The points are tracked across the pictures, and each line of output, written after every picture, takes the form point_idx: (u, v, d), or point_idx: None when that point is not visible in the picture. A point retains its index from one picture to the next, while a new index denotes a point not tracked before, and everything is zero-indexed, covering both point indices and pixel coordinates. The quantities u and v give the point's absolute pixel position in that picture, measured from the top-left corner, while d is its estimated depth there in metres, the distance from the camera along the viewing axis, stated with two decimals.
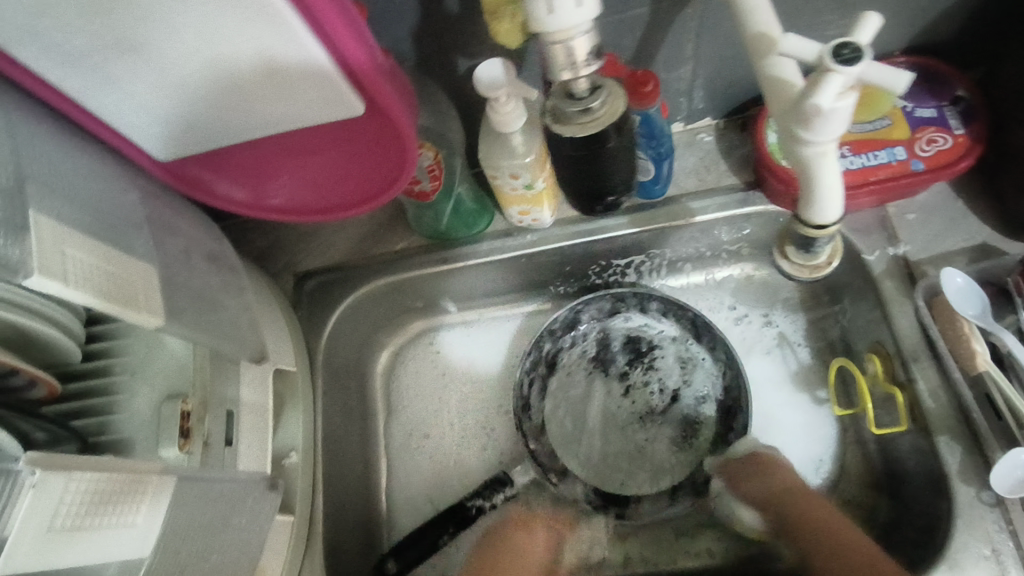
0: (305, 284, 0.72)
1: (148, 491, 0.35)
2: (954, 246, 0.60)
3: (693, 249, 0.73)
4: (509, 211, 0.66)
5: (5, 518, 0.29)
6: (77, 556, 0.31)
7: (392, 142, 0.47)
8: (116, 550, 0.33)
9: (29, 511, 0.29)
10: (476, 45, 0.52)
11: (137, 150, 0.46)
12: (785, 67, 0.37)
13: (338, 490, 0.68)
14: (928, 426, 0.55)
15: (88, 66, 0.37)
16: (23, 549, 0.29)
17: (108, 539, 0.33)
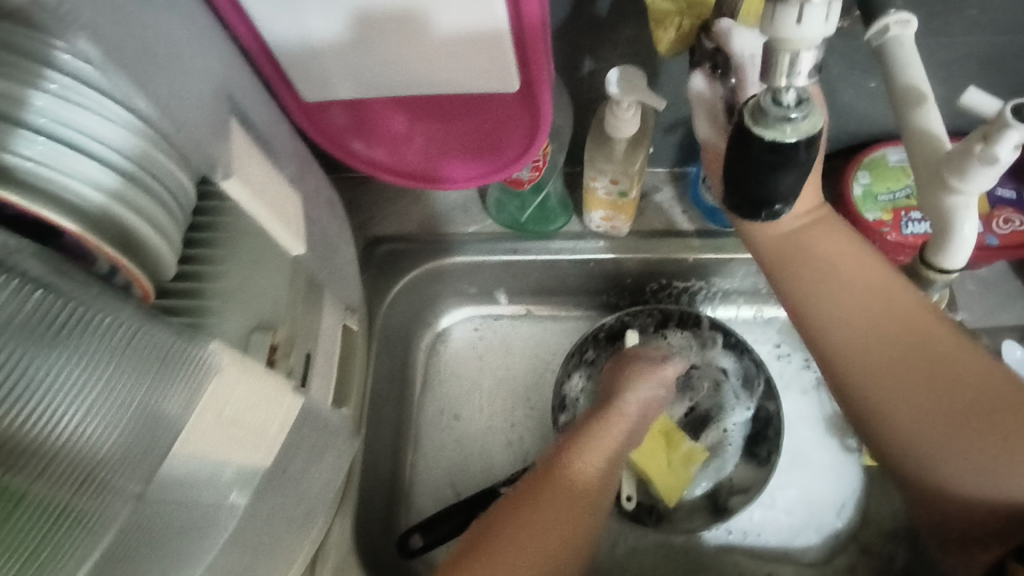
0: (375, 248, 0.72)
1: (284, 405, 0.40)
2: (1009, 322, 0.63)
3: (750, 282, 0.75)
4: (590, 214, 0.68)
5: (194, 403, 0.33)
6: (223, 453, 0.36)
7: (525, 128, 0.49)
8: (249, 456, 0.38)
9: (213, 395, 0.33)
10: (609, 50, 0.54)
11: (287, 87, 0.47)
12: (933, 121, 0.40)
13: (376, 454, 0.68)
14: None
15: None
16: (192, 439, 0.33)
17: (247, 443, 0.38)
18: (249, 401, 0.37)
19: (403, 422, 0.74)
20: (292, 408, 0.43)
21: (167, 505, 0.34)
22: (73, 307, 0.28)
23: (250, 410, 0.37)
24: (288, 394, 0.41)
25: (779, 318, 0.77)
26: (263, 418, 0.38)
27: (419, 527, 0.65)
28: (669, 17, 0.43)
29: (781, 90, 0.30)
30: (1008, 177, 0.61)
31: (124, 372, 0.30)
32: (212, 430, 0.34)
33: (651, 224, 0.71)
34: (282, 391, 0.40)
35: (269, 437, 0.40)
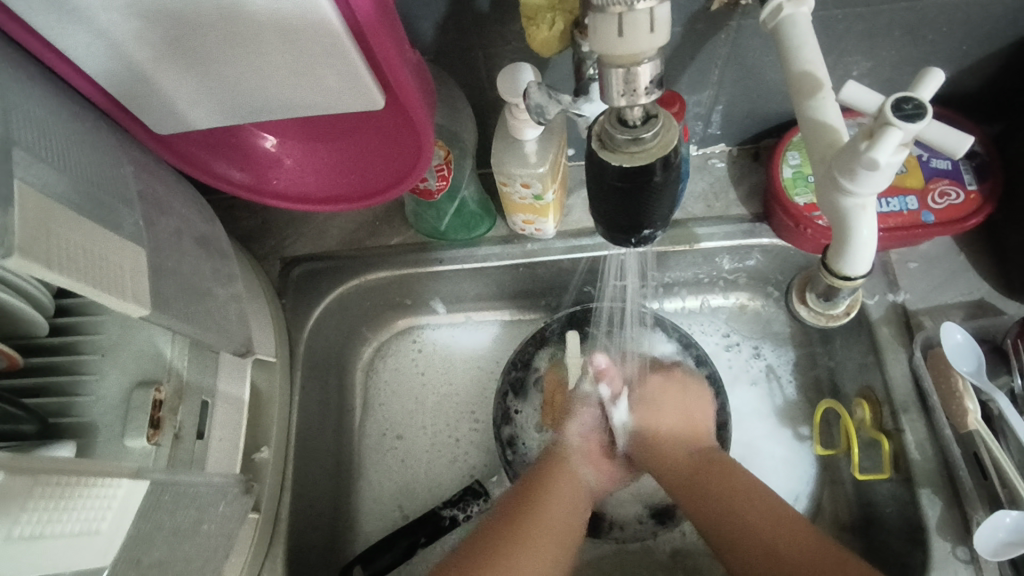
0: (292, 271, 0.69)
1: (118, 494, 0.30)
2: (952, 300, 0.59)
3: (692, 274, 0.71)
4: (513, 218, 0.64)
5: None
6: (50, 563, 0.27)
7: (408, 139, 0.46)
8: (83, 560, 0.29)
9: None
10: (500, 46, 0.49)
11: (136, 122, 0.42)
12: (829, 109, 0.36)
13: (309, 489, 0.64)
14: (912, 477, 0.54)
15: (80, 18, 0.33)
16: None
17: (69, 552, 0.28)
18: (48, 505, 0.27)
19: (342, 445, 0.71)
20: (133, 495, 0.31)
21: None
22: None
23: (62, 511, 0.28)
24: (122, 480, 0.31)
25: (723, 306, 0.74)
26: (77, 516, 0.28)
27: (360, 559, 0.63)
28: (542, 13, 0.38)
29: (625, 111, 0.30)
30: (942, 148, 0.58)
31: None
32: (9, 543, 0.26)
33: (579, 223, 0.68)
34: (85, 496, 0.29)
35: (105, 534, 0.30)
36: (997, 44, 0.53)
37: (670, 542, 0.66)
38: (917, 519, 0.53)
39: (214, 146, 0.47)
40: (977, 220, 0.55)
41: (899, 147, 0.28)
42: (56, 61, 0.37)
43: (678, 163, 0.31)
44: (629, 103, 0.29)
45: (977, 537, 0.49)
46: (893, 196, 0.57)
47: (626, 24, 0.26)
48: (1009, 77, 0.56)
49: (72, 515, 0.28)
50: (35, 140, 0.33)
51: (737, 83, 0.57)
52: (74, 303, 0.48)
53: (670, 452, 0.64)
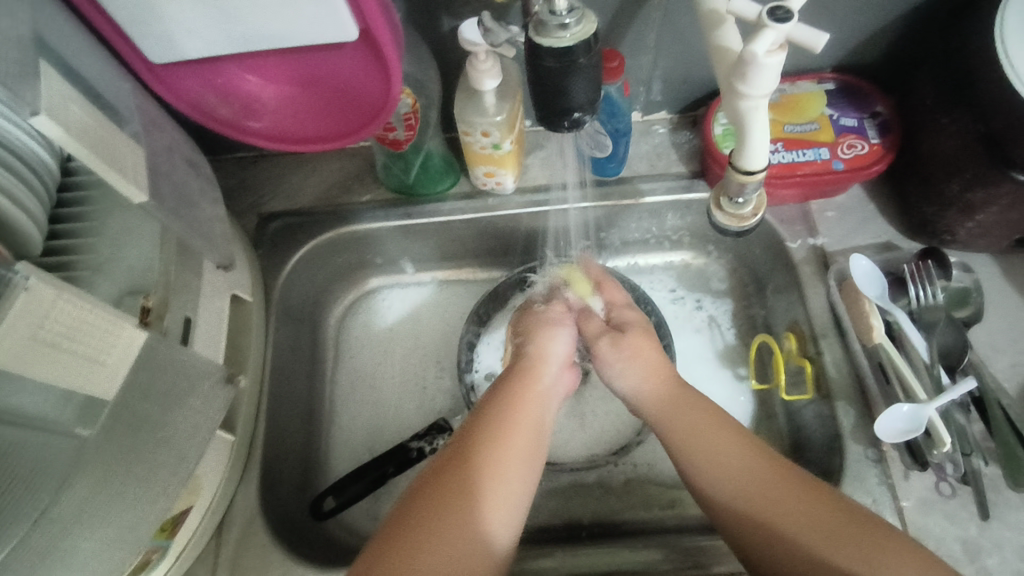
0: (268, 225, 0.73)
1: (122, 334, 0.35)
2: (863, 242, 0.67)
3: (640, 232, 0.78)
4: (475, 171, 0.70)
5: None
6: (61, 373, 0.32)
7: (379, 81, 0.51)
8: (89, 380, 0.34)
9: (22, 313, 0.29)
10: (461, 5, 0.56)
11: (129, 46, 0.48)
12: (729, 35, 0.43)
13: (282, 425, 0.68)
14: (831, 392, 0.61)
15: None
16: (8, 347, 0.29)
17: (79, 369, 0.33)
18: (71, 325, 0.31)
19: (313, 392, 0.74)
20: (133, 337, 0.37)
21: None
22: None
23: (81, 333, 0.32)
24: (126, 321, 0.36)
25: (670, 263, 0.81)
26: (89, 344, 0.33)
27: (331, 489, 0.66)
28: None
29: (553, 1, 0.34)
30: (849, 108, 0.67)
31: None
32: (38, 347, 0.30)
33: (536, 180, 0.74)
34: (104, 324, 0.34)
35: (109, 366, 0.35)
36: (885, 14, 0.62)
37: (622, 475, 0.71)
38: (835, 428, 0.60)
39: (201, 77, 0.51)
40: (879, 167, 0.64)
41: (773, 42, 0.35)
42: None
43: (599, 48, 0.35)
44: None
45: (878, 423, 0.55)
46: (808, 148, 0.66)
47: None
48: (901, 47, 0.65)
49: (87, 338, 0.33)
50: (55, 40, 0.38)
51: (672, 49, 0.65)
52: (69, 226, 0.49)
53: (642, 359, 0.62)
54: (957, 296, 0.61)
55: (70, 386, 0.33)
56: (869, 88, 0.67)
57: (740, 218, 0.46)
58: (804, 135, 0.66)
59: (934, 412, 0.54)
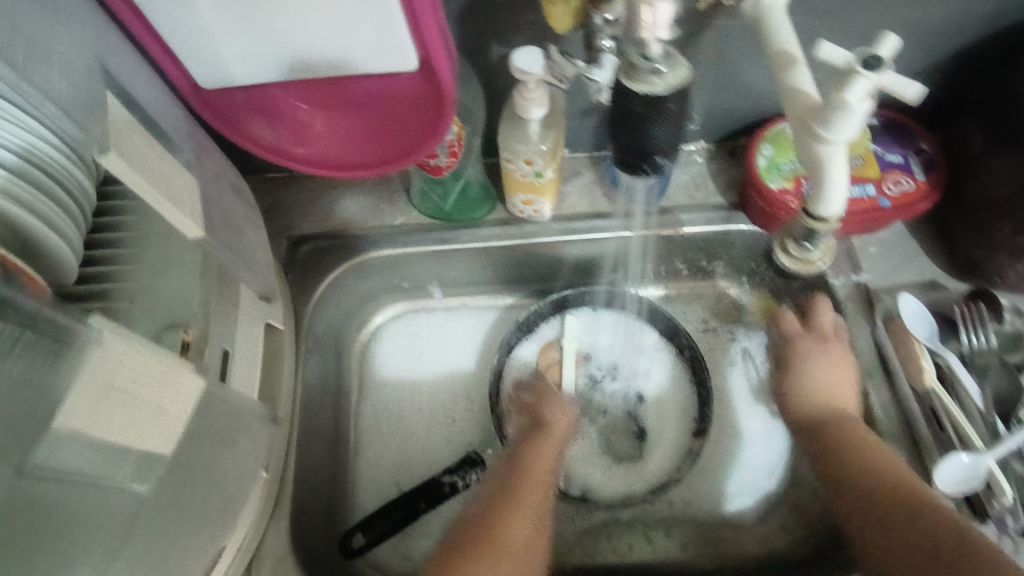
0: (300, 249, 0.72)
1: (185, 383, 0.34)
2: (907, 279, 0.66)
3: (674, 262, 0.77)
4: (513, 199, 0.69)
5: (69, 374, 0.27)
6: (125, 431, 0.31)
7: (432, 108, 0.50)
8: (151, 438, 0.33)
9: (93, 369, 0.28)
10: (512, 33, 0.55)
11: (179, 70, 0.46)
12: (804, 79, 0.42)
13: (311, 457, 0.66)
14: (878, 434, 0.60)
15: None
16: (78, 411, 0.28)
17: (143, 425, 0.32)
18: (138, 378, 0.31)
19: (340, 421, 0.72)
20: (194, 385, 0.36)
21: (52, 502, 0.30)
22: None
23: (145, 386, 0.31)
24: (188, 367, 0.35)
25: (703, 293, 0.80)
26: (156, 396, 0.32)
27: (360, 526, 0.64)
28: None
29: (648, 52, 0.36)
30: (895, 144, 0.66)
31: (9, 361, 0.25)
32: (100, 404, 0.29)
33: (573, 208, 0.73)
34: (173, 370, 0.33)
35: (172, 418, 0.34)
36: (938, 52, 0.61)
37: (657, 512, 0.70)
38: None
39: (248, 99, 0.50)
40: (926, 205, 0.63)
41: (865, 90, 0.34)
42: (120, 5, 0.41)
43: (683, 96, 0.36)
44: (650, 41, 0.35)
45: (938, 475, 0.54)
46: (854, 184, 0.65)
47: None
48: (950, 84, 0.65)
49: (154, 388, 0.32)
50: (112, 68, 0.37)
51: (719, 81, 0.64)
52: (107, 253, 0.46)
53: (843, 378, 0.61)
54: (1009, 339, 0.59)
55: (132, 444, 0.32)
56: (914, 124, 0.67)
57: (806, 262, 0.46)
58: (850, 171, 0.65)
59: (994, 462, 0.53)
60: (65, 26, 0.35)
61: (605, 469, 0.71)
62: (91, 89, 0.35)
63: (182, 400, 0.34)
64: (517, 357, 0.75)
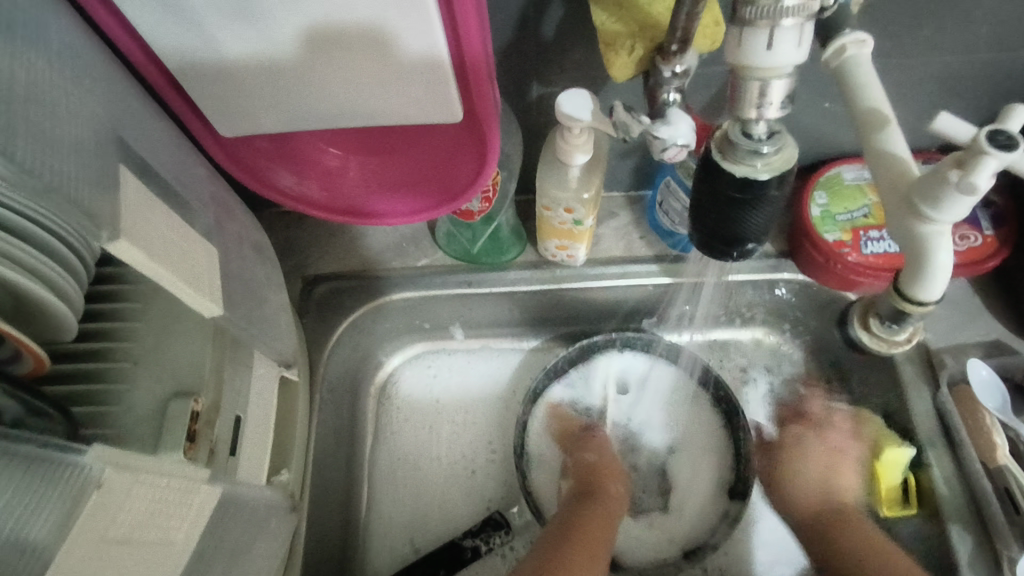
0: (315, 289, 0.68)
1: (195, 500, 0.34)
2: (970, 338, 0.61)
3: (712, 309, 0.73)
4: (546, 243, 0.65)
5: (67, 522, 0.27)
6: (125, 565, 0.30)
7: (473, 156, 0.46)
8: (156, 564, 0.32)
9: (93, 513, 0.27)
10: (557, 74, 0.51)
11: (198, 119, 0.42)
12: (899, 144, 0.38)
13: (323, 518, 0.61)
14: (942, 513, 0.55)
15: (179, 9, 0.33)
16: (74, 557, 0.27)
17: (148, 553, 0.31)
18: (146, 510, 0.30)
19: (354, 474, 0.68)
20: (208, 493, 0.36)
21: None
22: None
23: (150, 516, 0.31)
24: (200, 479, 0.35)
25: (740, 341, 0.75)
26: (163, 522, 0.32)
27: None
28: (619, 40, 0.40)
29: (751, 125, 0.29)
30: None
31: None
32: (98, 548, 0.28)
33: (608, 252, 0.69)
34: (188, 486, 0.34)
35: (182, 541, 0.33)
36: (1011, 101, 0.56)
37: None
38: (947, 556, 0.54)
39: (277, 147, 0.46)
40: (994, 263, 0.58)
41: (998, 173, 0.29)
42: (133, 47, 0.37)
43: (793, 180, 0.30)
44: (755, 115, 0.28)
45: None
46: None
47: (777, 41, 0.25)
48: None
49: (163, 514, 0.32)
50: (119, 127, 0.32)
51: None
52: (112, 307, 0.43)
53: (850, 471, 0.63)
54: None
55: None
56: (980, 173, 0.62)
57: (891, 342, 0.41)
58: None
59: None
60: (66, 79, 0.30)
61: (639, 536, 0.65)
62: (97, 151, 0.31)
63: (192, 518, 0.34)
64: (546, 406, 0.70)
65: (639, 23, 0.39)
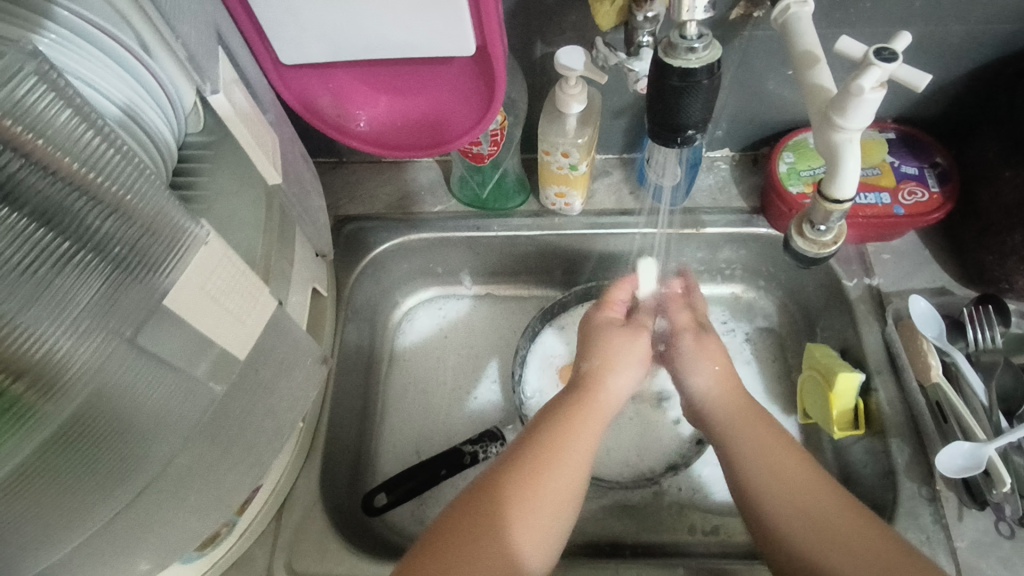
0: (343, 227, 0.77)
1: (260, 298, 0.43)
2: (918, 285, 0.69)
3: (694, 263, 0.81)
4: (547, 190, 0.73)
5: (181, 264, 0.36)
6: (210, 324, 0.39)
7: (483, 94, 0.55)
8: (229, 339, 0.41)
9: (198, 264, 0.37)
10: (557, 33, 0.60)
11: (264, 49, 0.53)
12: (824, 75, 0.46)
13: (341, 420, 0.70)
14: (884, 429, 0.63)
15: None
16: (181, 295, 0.36)
17: (226, 326, 0.40)
18: (224, 283, 0.39)
19: (368, 392, 0.76)
20: (263, 313, 0.44)
21: (120, 402, 0.37)
22: (36, 223, 0.29)
23: (228, 294, 0.40)
24: (263, 292, 0.43)
25: (720, 296, 0.83)
26: (237, 306, 0.41)
27: (383, 486, 0.68)
28: None
29: (686, 27, 0.40)
30: (910, 157, 0.70)
31: (116, 271, 0.33)
32: (194, 299, 0.37)
33: (601, 204, 0.78)
34: (256, 288, 0.42)
35: (249, 325, 0.42)
36: (952, 72, 0.65)
37: (663, 496, 0.72)
38: (888, 464, 0.61)
39: (323, 81, 0.56)
40: (939, 215, 0.66)
41: (878, 78, 0.38)
42: None
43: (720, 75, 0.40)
44: (689, 19, 0.39)
45: (939, 459, 0.57)
46: (870, 192, 0.69)
47: None
48: (965, 104, 0.69)
49: (234, 295, 0.40)
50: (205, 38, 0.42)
51: (745, 88, 0.69)
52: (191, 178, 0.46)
53: (712, 354, 0.65)
54: (1015, 341, 0.62)
55: (215, 339, 0.40)
56: (929, 140, 0.71)
57: (821, 244, 0.49)
58: (866, 179, 0.69)
59: (995, 452, 0.55)
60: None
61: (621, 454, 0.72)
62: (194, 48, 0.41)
63: (255, 312, 0.42)
64: (540, 341, 0.79)
65: None
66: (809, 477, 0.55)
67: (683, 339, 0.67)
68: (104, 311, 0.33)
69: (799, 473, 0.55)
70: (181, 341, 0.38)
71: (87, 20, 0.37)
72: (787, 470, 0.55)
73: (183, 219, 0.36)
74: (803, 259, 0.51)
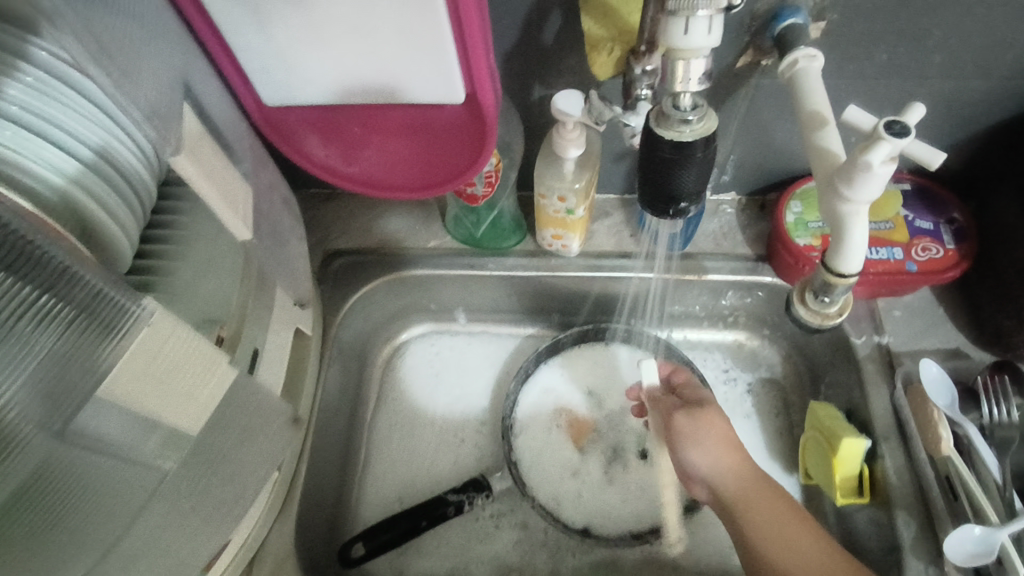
0: (333, 262, 0.75)
1: (217, 369, 0.41)
2: (931, 346, 0.66)
3: (696, 309, 0.78)
4: (543, 232, 0.71)
5: (122, 346, 0.33)
6: (155, 405, 0.36)
7: (473, 138, 0.53)
8: (180, 415, 0.39)
9: (143, 342, 0.34)
10: (554, 77, 0.58)
11: (246, 88, 0.51)
12: (831, 139, 0.44)
13: (321, 465, 0.67)
14: (890, 500, 0.59)
15: None
16: (121, 380, 0.34)
17: (175, 402, 0.38)
18: (175, 359, 0.37)
19: (352, 435, 0.74)
20: (224, 378, 0.42)
21: (77, 465, 0.34)
22: (2, 274, 0.28)
23: (179, 370, 0.37)
24: (221, 360, 0.41)
25: (723, 343, 0.79)
26: (191, 379, 0.39)
27: (361, 536, 0.65)
28: (602, 42, 0.47)
29: (680, 98, 0.39)
30: (925, 211, 0.67)
31: (59, 340, 0.31)
32: (138, 379, 0.34)
33: (600, 246, 0.75)
34: (213, 357, 0.40)
35: (203, 397, 0.40)
36: (971, 126, 0.62)
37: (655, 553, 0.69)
38: (893, 539, 0.58)
39: (309, 120, 0.54)
40: (954, 273, 0.63)
41: (888, 155, 0.35)
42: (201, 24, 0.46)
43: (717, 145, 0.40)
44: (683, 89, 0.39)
45: (947, 544, 0.53)
46: (882, 246, 0.65)
47: (689, 28, 0.35)
48: (985, 158, 0.66)
49: (189, 368, 0.38)
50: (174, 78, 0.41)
51: (753, 135, 0.66)
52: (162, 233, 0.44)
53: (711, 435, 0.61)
54: None
55: (164, 416, 0.38)
56: (946, 193, 0.67)
57: (824, 315, 0.47)
58: (878, 233, 0.66)
59: (1007, 538, 0.51)
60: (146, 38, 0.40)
61: (613, 511, 0.69)
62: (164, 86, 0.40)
63: (212, 382, 0.40)
64: (535, 383, 0.76)
65: (619, 28, 0.46)
66: (805, 536, 0.54)
67: (678, 417, 0.63)
68: (58, 376, 0.31)
69: (799, 534, 0.54)
70: (127, 422, 0.35)
71: (64, 60, 0.35)
72: (790, 533, 0.54)
73: (125, 298, 0.33)
74: (806, 328, 0.48)
